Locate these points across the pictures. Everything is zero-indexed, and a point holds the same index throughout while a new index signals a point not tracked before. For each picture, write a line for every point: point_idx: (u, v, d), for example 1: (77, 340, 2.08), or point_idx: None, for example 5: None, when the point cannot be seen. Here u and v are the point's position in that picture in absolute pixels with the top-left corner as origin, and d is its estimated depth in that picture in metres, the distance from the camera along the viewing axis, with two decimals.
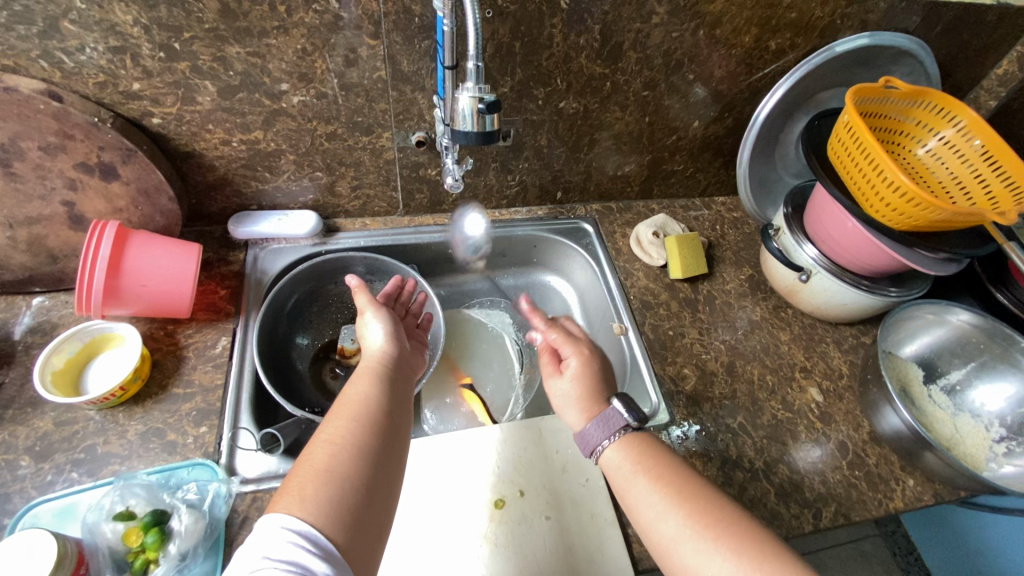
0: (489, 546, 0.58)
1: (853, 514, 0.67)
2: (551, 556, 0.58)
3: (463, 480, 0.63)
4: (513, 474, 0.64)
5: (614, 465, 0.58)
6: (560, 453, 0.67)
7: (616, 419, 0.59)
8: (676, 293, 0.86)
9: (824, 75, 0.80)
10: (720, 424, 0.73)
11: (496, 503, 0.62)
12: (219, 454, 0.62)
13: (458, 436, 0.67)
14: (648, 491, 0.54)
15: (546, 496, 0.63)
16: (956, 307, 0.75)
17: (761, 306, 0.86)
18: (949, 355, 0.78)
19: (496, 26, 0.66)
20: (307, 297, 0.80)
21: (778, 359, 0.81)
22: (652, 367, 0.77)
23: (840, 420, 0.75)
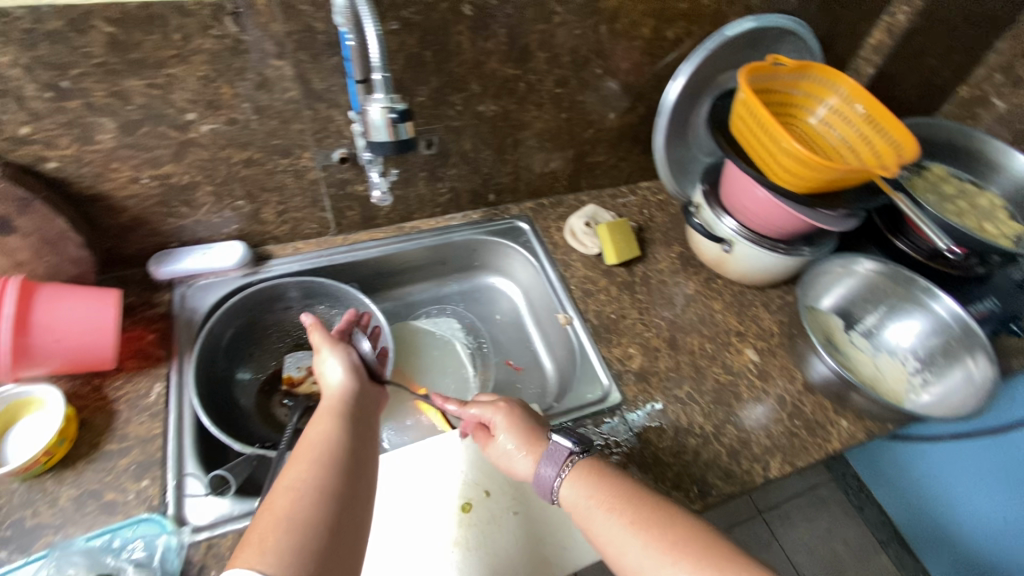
0: (461, 551, 0.59)
1: (798, 460, 0.72)
2: (524, 550, 0.59)
3: (428, 490, 0.63)
4: (477, 475, 0.65)
5: (573, 501, 0.56)
6: None
7: (558, 454, 0.59)
8: (614, 278, 0.90)
9: (720, 59, 0.85)
10: (669, 396, 0.76)
11: (463, 507, 0.62)
12: (165, 505, 0.59)
13: (418, 447, 0.66)
14: (612, 523, 0.53)
15: (512, 492, 0.64)
16: (859, 257, 0.81)
17: (694, 280, 0.91)
18: (862, 301, 0.85)
19: (403, 37, 0.66)
20: (245, 330, 0.77)
21: (715, 327, 0.85)
22: (600, 351, 0.80)
23: (776, 375, 0.81)
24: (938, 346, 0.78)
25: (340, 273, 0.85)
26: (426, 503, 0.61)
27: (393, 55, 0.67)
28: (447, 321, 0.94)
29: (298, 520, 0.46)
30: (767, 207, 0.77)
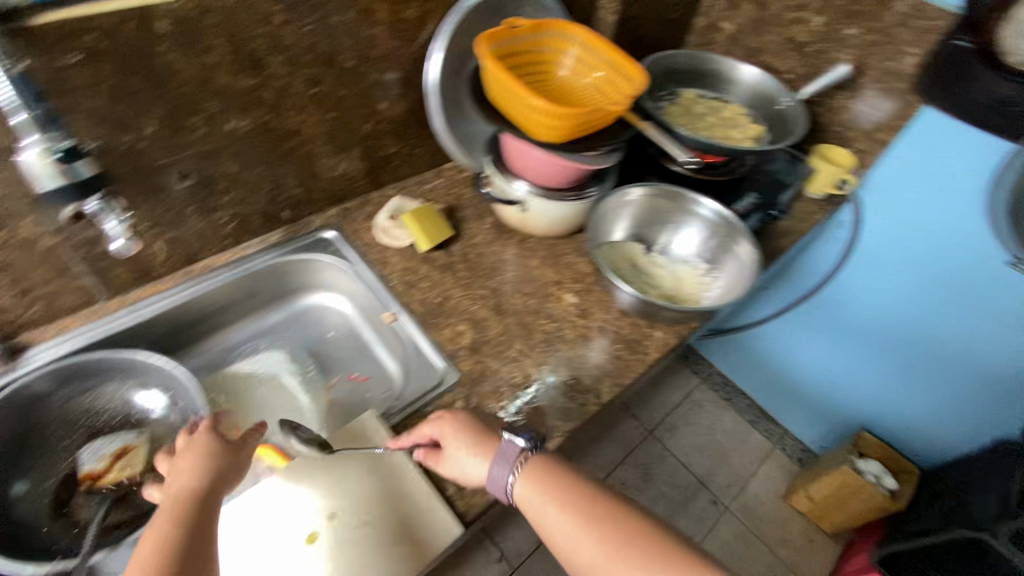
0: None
1: (625, 380, 0.79)
2: (384, 555, 0.62)
3: (270, 535, 0.62)
4: (320, 501, 0.65)
5: (528, 499, 0.58)
6: (358, 458, 0.68)
7: (514, 451, 0.60)
8: (433, 262, 0.90)
9: (472, 31, 0.88)
10: (504, 359, 0.79)
11: (310, 537, 0.62)
12: None
13: (256, 490, 0.64)
14: (559, 522, 0.55)
15: (357, 504, 0.65)
16: (626, 187, 0.89)
17: (509, 245, 0.95)
18: (647, 225, 0.94)
19: (96, 68, 0.59)
20: (14, 437, 0.67)
21: (535, 283, 0.90)
22: (428, 337, 0.80)
23: (596, 310, 0.88)
24: (712, 248, 0.90)
25: (126, 340, 0.76)
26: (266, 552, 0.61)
27: (91, 89, 0.60)
28: (273, 356, 0.88)
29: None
30: (540, 163, 0.82)
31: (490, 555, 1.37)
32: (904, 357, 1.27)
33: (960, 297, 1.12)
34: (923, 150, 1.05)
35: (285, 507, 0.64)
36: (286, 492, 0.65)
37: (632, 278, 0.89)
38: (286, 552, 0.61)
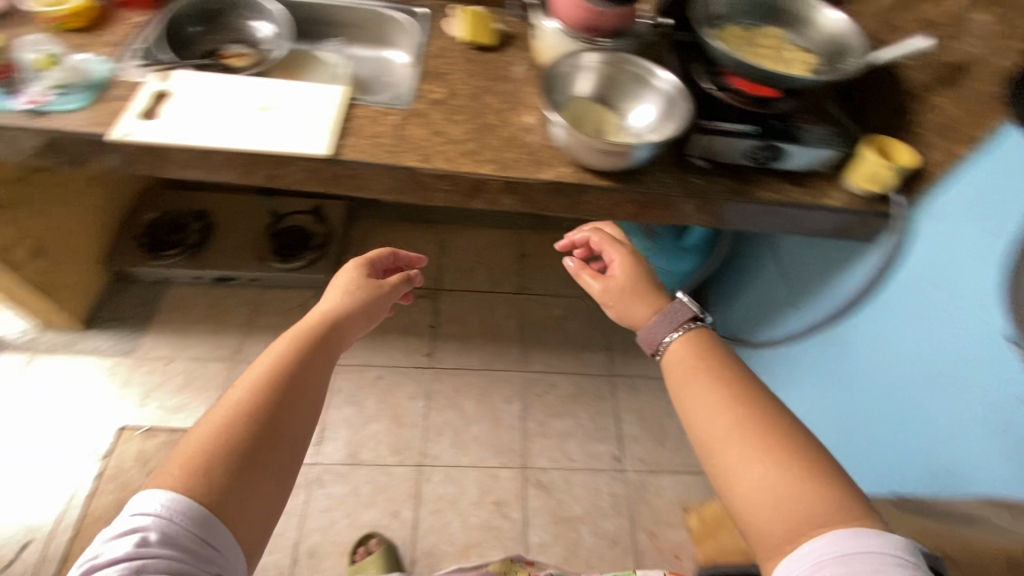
0: (246, 124, 0.93)
1: (508, 174, 0.96)
2: (287, 136, 0.93)
3: (243, 95, 0.97)
4: (282, 97, 0.98)
5: (674, 355, 0.70)
6: (318, 98, 0.99)
7: (677, 310, 0.74)
8: (464, 54, 1.15)
9: None
10: (444, 117, 1.03)
11: (263, 108, 0.96)
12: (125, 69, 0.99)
13: (288, 85, 1.00)
14: (699, 394, 0.64)
15: (298, 113, 0.96)
16: (584, 51, 0.98)
17: (526, 71, 1.14)
18: (614, 92, 1.02)
19: None
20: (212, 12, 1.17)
21: (517, 97, 1.09)
22: (417, 83, 1.08)
23: (539, 130, 1.03)
24: (659, 126, 0.97)
25: (309, 10, 1.23)
26: (243, 98, 0.97)
27: None
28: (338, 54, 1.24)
29: (224, 481, 0.53)
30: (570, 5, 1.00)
31: (422, 350, 1.63)
32: (863, 411, 1.14)
33: (941, 364, 0.94)
34: (989, 174, 0.86)
35: (265, 90, 0.99)
36: (277, 89, 1.00)
37: (577, 122, 0.99)
38: (246, 109, 0.95)
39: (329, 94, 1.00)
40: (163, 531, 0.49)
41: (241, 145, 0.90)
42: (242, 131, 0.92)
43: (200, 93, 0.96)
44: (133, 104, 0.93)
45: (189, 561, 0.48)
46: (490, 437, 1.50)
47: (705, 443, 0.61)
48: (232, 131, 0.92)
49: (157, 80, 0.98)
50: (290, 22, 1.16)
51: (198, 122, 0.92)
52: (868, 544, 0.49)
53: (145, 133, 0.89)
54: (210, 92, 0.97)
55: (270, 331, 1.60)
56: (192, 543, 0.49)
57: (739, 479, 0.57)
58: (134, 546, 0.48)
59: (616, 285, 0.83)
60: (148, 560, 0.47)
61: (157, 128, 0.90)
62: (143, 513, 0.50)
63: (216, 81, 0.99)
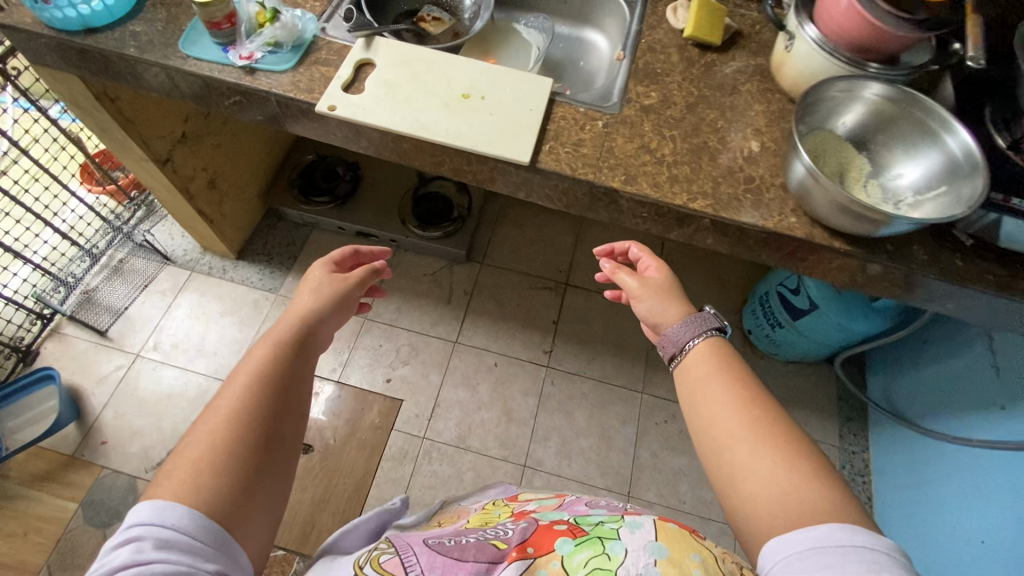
0: (447, 111, 0.86)
1: (721, 214, 0.82)
2: (486, 133, 0.85)
3: (447, 77, 0.89)
4: (485, 85, 0.90)
5: (694, 356, 0.78)
6: (522, 91, 0.90)
7: (710, 322, 0.81)
8: (682, 52, 0.99)
9: None
10: (654, 129, 0.89)
11: (466, 95, 0.88)
12: (328, 27, 0.94)
13: (491, 71, 0.92)
14: (720, 398, 0.71)
15: (499, 107, 0.88)
16: (867, 80, 0.80)
17: (753, 84, 0.97)
18: (883, 134, 0.84)
19: None
20: None
21: (740, 116, 0.92)
22: (625, 82, 0.95)
23: (763, 164, 0.87)
24: (926, 193, 0.79)
25: None
26: (446, 80, 0.89)
27: None
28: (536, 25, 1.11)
29: (214, 495, 0.56)
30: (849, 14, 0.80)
31: (541, 346, 1.56)
32: None
33: None
34: None
35: (468, 74, 0.91)
36: (480, 74, 0.91)
37: (822, 165, 0.84)
38: (449, 95, 0.88)
39: (534, 87, 0.91)
40: (159, 539, 0.51)
41: (442, 136, 0.83)
42: (443, 120, 0.85)
43: (402, 66, 0.90)
44: (339, 71, 0.88)
45: (190, 562, 0.51)
46: (597, 454, 1.42)
47: (724, 445, 0.67)
48: (433, 118, 0.85)
49: (360, 45, 0.92)
50: None
51: (400, 101, 0.86)
52: (857, 538, 0.54)
53: (348, 108, 0.84)
54: (414, 68, 0.90)
55: (398, 294, 1.61)
56: (191, 544, 0.52)
57: (753, 476, 0.62)
58: (129, 556, 0.50)
59: (652, 285, 0.90)
60: (147, 563, 0.49)
61: (359, 103, 0.85)
62: (135, 527, 0.52)
63: (419, 53, 0.92)
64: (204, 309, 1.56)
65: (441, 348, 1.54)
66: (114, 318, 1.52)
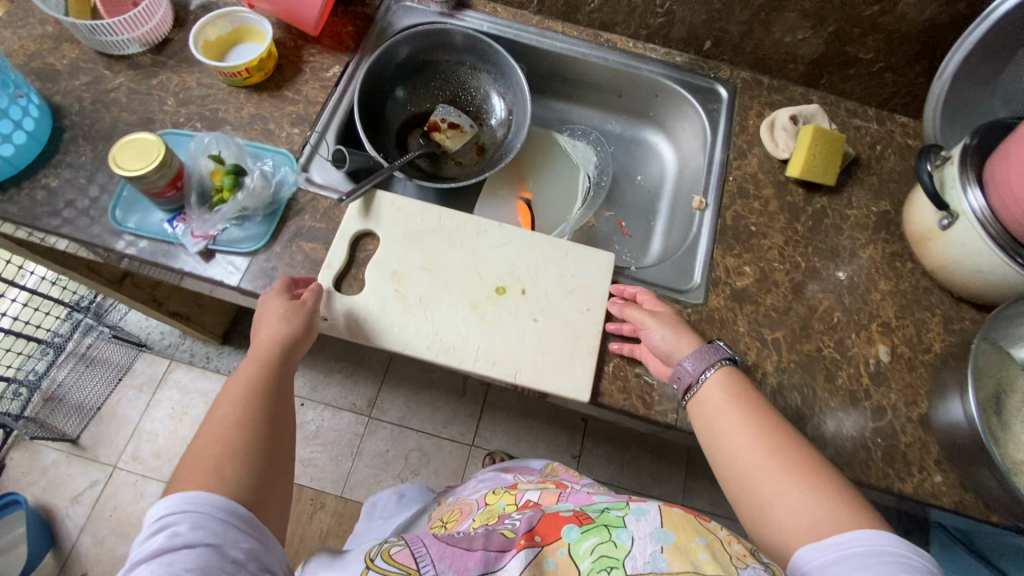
0: (476, 317, 0.64)
1: (844, 472, 0.61)
2: (527, 354, 0.63)
3: (473, 261, 0.67)
4: (525, 271, 0.67)
5: (710, 394, 0.57)
6: (574, 277, 0.67)
7: (721, 351, 0.59)
8: (782, 195, 0.75)
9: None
10: (750, 330, 0.67)
11: (500, 289, 0.66)
12: (309, 172, 0.70)
13: (530, 245, 0.68)
14: (730, 417, 0.56)
15: (544, 306, 0.66)
16: None
17: (876, 248, 0.73)
18: None
19: None
20: (421, 60, 0.82)
21: (861, 304, 0.70)
22: (711, 250, 0.71)
23: (894, 387, 0.66)
24: None
25: (553, 64, 0.85)
26: (475, 264, 0.66)
27: None
28: (584, 151, 0.87)
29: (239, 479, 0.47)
30: None
31: (569, 447, 1.39)
32: None
33: None
34: None
35: (502, 252, 0.68)
36: (516, 248, 0.68)
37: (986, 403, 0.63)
38: (478, 289, 0.65)
39: (588, 267, 0.68)
40: (195, 523, 0.42)
41: (470, 362, 0.62)
42: (472, 333, 0.63)
43: (411, 246, 0.67)
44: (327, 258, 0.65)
45: (227, 551, 0.42)
46: None
47: (731, 468, 0.54)
48: (457, 332, 0.63)
49: (356, 208, 0.67)
50: (525, 103, 0.79)
51: (412, 305, 0.64)
52: (883, 544, 0.45)
53: (342, 320, 0.63)
54: (430, 245, 0.67)
55: (406, 384, 1.42)
56: (230, 529, 0.44)
57: (777, 503, 0.50)
58: (162, 543, 0.41)
59: (663, 315, 0.62)
60: (182, 549, 0.41)
61: (358, 310, 0.63)
62: (167, 511, 0.43)
63: (435, 222, 0.68)
64: (187, 407, 1.37)
65: (457, 453, 1.37)
66: (85, 422, 1.34)
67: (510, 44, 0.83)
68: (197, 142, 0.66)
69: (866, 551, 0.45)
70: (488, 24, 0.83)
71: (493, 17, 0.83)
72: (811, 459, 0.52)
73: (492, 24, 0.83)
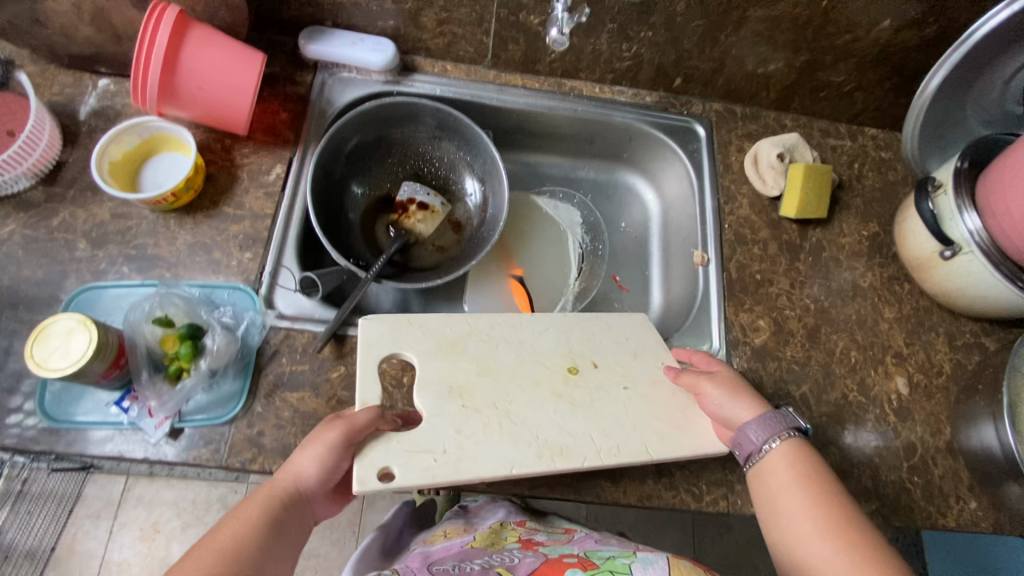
0: (565, 407, 0.57)
1: (891, 518, 0.62)
2: (631, 423, 0.57)
3: (529, 353, 0.60)
4: (583, 346, 0.62)
5: (772, 467, 0.53)
6: (632, 337, 0.63)
7: (791, 419, 0.55)
8: (778, 234, 0.73)
9: (1000, 48, 0.62)
10: (779, 389, 0.65)
11: (572, 368, 0.60)
12: (275, 300, 0.60)
13: (579, 318, 0.64)
14: (795, 501, 0.50)
15: (620, 371, 0.61)
16: None
17: (874, 274, 0.73)
18: None
19: None
20: (374, 140, 0.73)
21: (872, 337, 0.70)
22: (724, 310, 0.68)
23: (918, 420, 0.66)
24: None
25: (518, 120, 0.77)
26: (534, 355, 0.60)
27: None
28: (568, 211, 0.83)
29: None
30: None
31: None
32: None
33: None
34: None
35: (554, 335, 0.62)
36: (563, 325, 0.63)
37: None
38: (551, 377, 0.59)
39: (641, 322, 0.65)
40: None
41: (589, 456, 0.55)
42: (570, 425, 0.56)
43: (455, 356, 0.58)
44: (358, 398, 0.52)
45: None
46: None
47: (791, 560, 0.49)
48: (556, 428, 0.56)
49: (376, 331, 0.57)
50: (500, 174, 0.72)
51: (493, 418, 0.55)
52: None
53: (411, 470, 0.50)
54: (475, 349, 0.59)
55: None
56: None
57: None
58: None
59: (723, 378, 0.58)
60: None
61: (429, 448, 0.52)
62: None
63: (469, 323, 0.60)
64: (157, 525, 1.23)
65: None
66: None
67: (468, 104, 0.75)
68: (137, 309, 0.55)
69: None
70: (441, 87, 0.74)
71: (444, 77, 0.74)
72: (882, 548, 0.47)
73: (442, 86, 0.74)
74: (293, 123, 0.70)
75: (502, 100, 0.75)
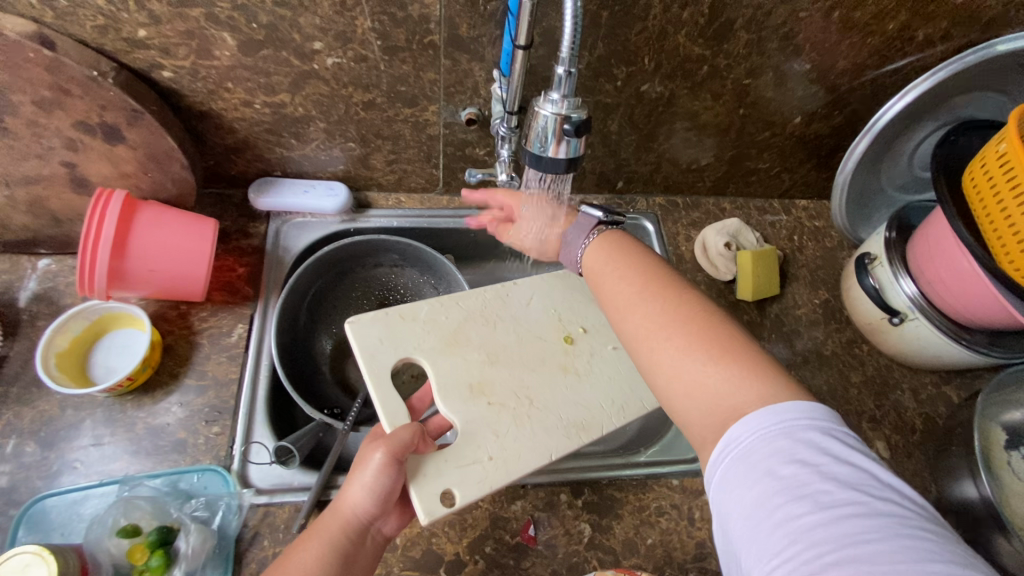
0: (572, 379, 0.60)
1: None
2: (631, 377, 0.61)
3: (523, 331, 0.62)
4: (566, 311, 0.65)
5: (592, 263, 0.54)
6: None
7: (595, 220, 0.57)
8: (739, 315, 0.76)
9: (899, 130, 0.70)
10: None
11: (567, 339, 0.63)
12: (252, 479, 0.57)
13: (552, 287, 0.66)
14: (620, 285, 0.51)
15: (606, 331, 0.64)
16: None
17: (833, 340, 0.77)
18: None
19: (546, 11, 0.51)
20: (335, 279, 0.72)
21: (845, 404, 0.73)
22: None
23: (905, 482, 0.68)
24: None
25: (476, 239, 0.79)
26: (529, 330, 0.62)
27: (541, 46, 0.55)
28: None
29: None
30: (966, 282, 0.61)
31: None
32: None
33: None
34: None
35: (537, 304, 0.64)
36: (541, 294, 0.65)
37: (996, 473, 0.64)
38: (549, 349, 0.61)
39: None
40: None
41: (606, 424, 0.57)
42: (582, 397, 0.59)
43: (457, 349, 0.59)
44: (388, 425, 0.51)
45: None
46: None
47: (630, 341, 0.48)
48: (573, 406, 0.58)
49: (376, 341, 0.56)
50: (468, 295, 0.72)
51: (517, 408, 0.56)
52: (763, 422, 0.37)
53: (470, 484, 0.50)
54: (475, 336, 0.60)
55: None
56: None
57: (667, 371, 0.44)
58: None
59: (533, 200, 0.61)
60: None
61: (476, 456, 0.52)
62: None
63: (459, 312, 0.61)
64: None
65: None
66: None
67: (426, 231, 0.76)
68: (98, 524, 0.51)
69: (756, 436, 0.36)
70: (398, 218, 0.75)
71: (398, 208, 0.76)
72: (708, 308, 0.46)
73: (399, 217, 0.75)
74: (251, 277, 0.69)
75: (458, 223, 0.76)
